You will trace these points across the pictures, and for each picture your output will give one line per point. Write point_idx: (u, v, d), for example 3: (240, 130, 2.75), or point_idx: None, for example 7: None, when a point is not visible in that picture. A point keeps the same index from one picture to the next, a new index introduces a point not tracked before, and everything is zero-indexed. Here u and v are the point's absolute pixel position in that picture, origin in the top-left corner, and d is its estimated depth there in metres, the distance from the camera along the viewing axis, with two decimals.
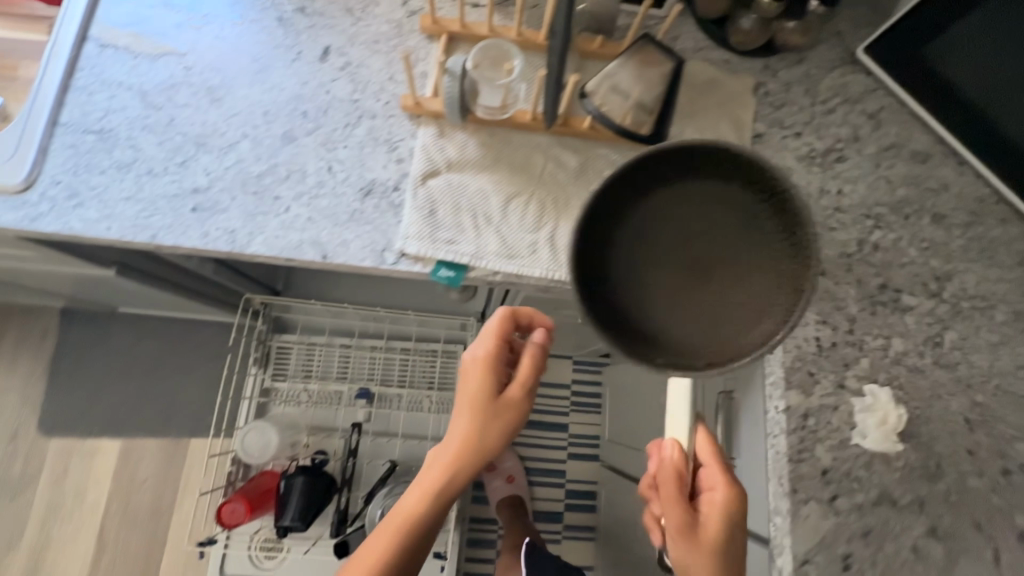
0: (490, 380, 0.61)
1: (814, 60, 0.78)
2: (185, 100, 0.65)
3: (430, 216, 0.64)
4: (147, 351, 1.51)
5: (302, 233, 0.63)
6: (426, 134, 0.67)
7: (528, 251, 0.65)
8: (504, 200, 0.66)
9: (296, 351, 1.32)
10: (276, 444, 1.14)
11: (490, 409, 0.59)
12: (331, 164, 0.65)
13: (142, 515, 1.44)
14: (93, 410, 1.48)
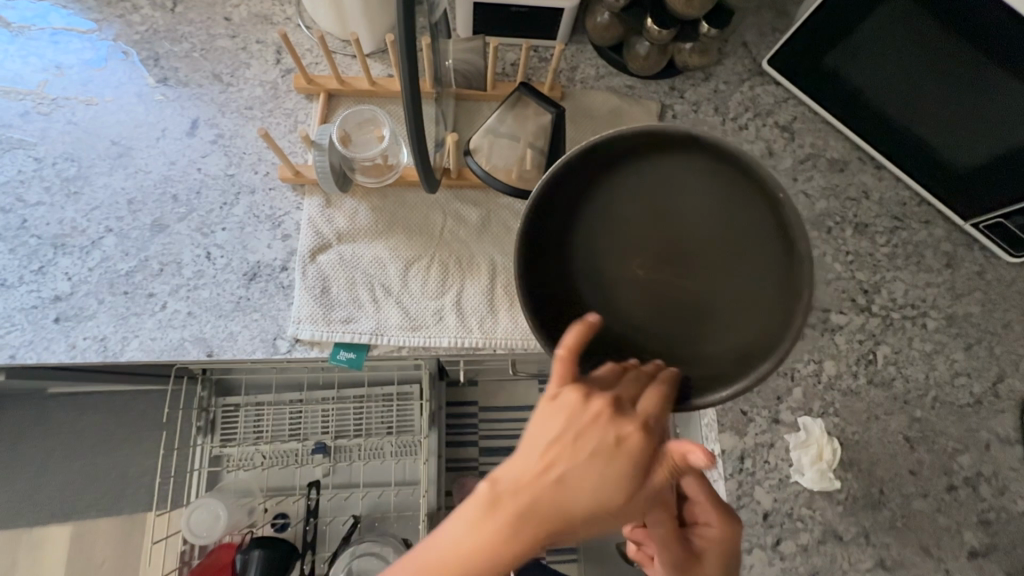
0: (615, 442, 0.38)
1: (721, 74, 0.74)
2: (38, 197, 0.60)
3: (323, 295, 0.60)
4: (88, 428, 1.34)
5: (181, 331, 0.58)
6: (312, 206, 0.62)
7: (434, 318, 0.60)
8: (403, 266, 0.62)
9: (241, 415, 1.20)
10: (226, 521, 1.08)
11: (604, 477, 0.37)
12: (208, 249, 0.60)
13: None
14: (36, 500, 1.33)
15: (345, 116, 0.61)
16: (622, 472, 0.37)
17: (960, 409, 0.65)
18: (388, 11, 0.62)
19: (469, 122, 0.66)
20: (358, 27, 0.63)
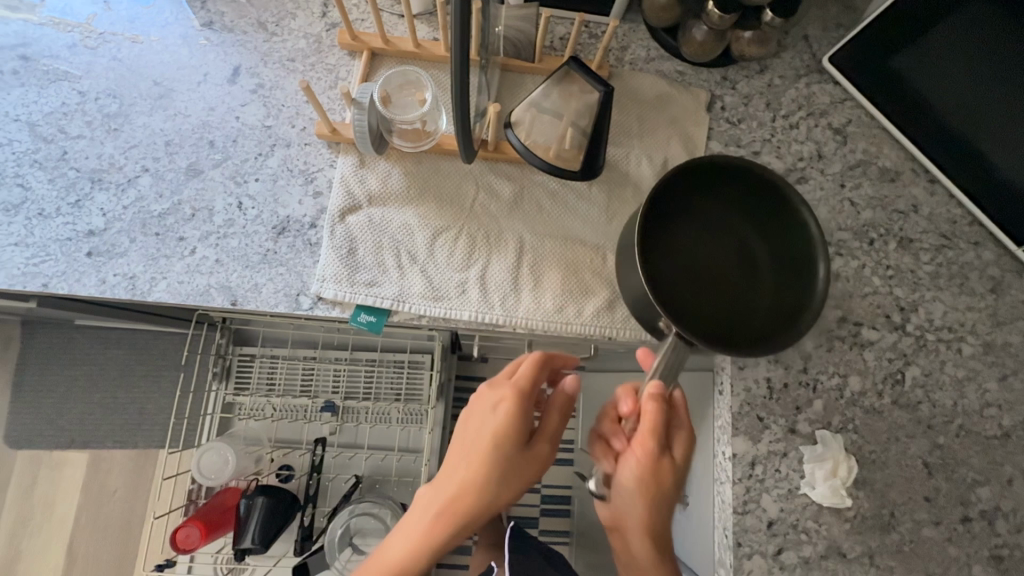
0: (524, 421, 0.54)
1: (777, 68, 0.70)
2: (79, 131, 0.61)
3: (349, 256, 0.59)
4: (112, 359, 1.39)
5: (208, 278, 0.58)
6: (345, 165, 0.62)
7: (457, 291, 0.60)
8: (431, 235, 0.61)
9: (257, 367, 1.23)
10: (235, 465, 1.10)
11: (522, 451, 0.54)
12: (239, 200, 0.60)
13: (112, 527, 1.38)
14: (57, 423, 1.39)
15: (388, 77, 0.60)
16: (516, 444, 0.53)
17: (985, 440, 0.63)
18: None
19: (509, 95, 0.64)
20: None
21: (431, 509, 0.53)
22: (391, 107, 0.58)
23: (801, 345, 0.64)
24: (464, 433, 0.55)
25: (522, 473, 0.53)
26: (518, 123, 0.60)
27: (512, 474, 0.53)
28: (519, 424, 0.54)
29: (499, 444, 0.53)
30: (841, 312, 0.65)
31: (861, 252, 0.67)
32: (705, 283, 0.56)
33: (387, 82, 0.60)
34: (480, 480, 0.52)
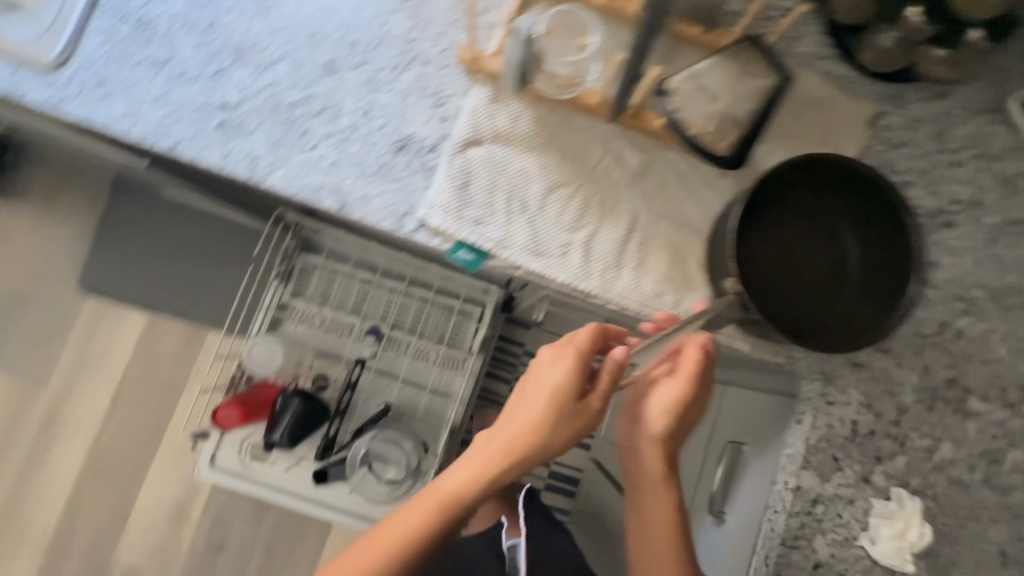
0: (574, 380, 0.56)
1: (961, 97, 0.62)
2: (230, 3, 0.60)
3: (461, 189, 0.58)
4: (184, 234, 1.48)
5: (325, 177, 0.58)
6: (478, 95, 0.59)
7: (559, 251, 0.58)
8: (546, 187, 0.59)
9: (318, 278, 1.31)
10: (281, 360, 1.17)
11: (570, 409, 0.56)
12: (368, 107, 0.60)
13: (157, 387, 1.50)
14: (127, 281, 1.51)
15: (552, 15, 0.58)
16: (566, 407, 0.56)
17: None
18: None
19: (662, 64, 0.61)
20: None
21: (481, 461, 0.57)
22: (546, 49, 0.57)
23: (900, 396, 0.59)
24: (504, 408, 0.59)
25: (562, 430, 0.56)
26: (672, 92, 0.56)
27: (551, 432, 0.56)
28: (571, 388, 0.56)
29: (552, 405, 0.56)
30: (955, 373, 0.60)
31: (994, 316, 0.61)
32: (792, 280, 0.56)
33: (550, 20, 0.58)
34: (523, 443, 0.56)
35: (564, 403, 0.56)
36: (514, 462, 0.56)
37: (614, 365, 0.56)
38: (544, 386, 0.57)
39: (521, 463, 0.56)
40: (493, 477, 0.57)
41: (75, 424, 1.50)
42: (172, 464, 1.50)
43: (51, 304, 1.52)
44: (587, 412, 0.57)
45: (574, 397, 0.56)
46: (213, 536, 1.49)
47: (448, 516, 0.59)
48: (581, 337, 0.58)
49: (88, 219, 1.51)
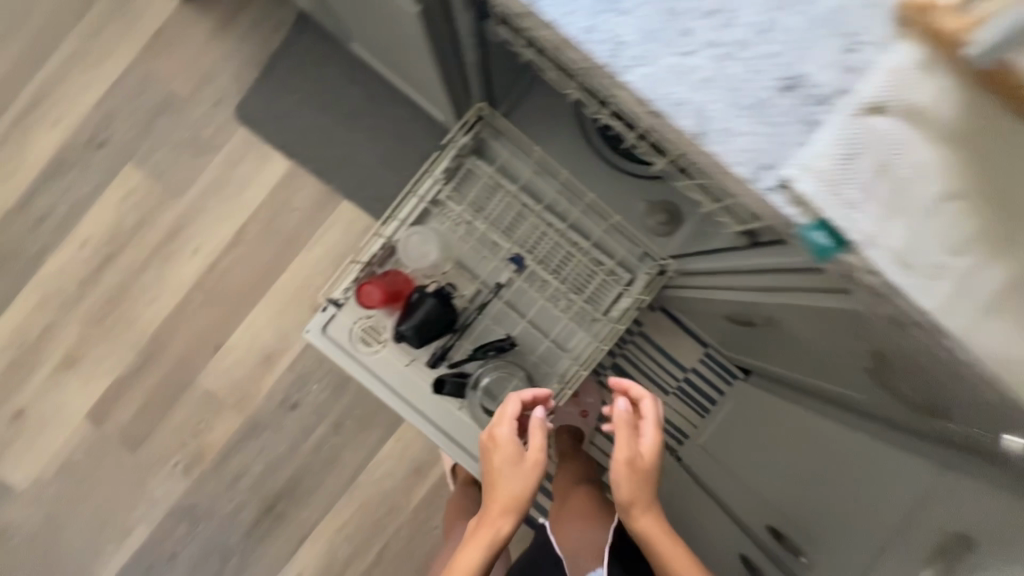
0: (510, 448, 0.89)
1: None
2: None
3: (845, 160, 0.47)
4: (351, 96, 1.50)
5: (694, 92, 0.49)
6: (912, 53, 0.46)
7: (931, 273, 0.47)
8: (946, 191, 0.47)
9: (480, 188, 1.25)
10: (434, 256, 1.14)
11: (514, 464, 0.89)
12: (770, 25, 0.49)
13: (279, 237, 1.52)
14: (282, 124, 1.52)
15: None
16: (508, 458, 0.89)
17: None
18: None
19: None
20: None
21: (476, 547, 0.85)
22: None
23: None
24: (485, 493, 0.89)
25: (518, 483, 0.87)
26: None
27: (513, 482, 0.87)
28: (511, 448, 0.89)
29: (505, 467, 0.89)
30: None
31: None
32: None
33: None
34: (509, 496, 0.87)
35: (505, 460, 0.89)
36: (509, 514, 0.86)
37: (538, 428, 0.92)
38: (500, 468, 0.89)
39: (519, 496, 0.87)
40: (498, 522, 0.86)
41: (195, 243, 1.52)
42: (272, 313, 1.52)
43: (205, 121, 1.53)
44: (536, 457, 0.88)
45: (514, 463, 0.88)
46: (291, 393, 1.52)
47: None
48: (507, 412, 0.93)
49: (263, 49, 1.52)
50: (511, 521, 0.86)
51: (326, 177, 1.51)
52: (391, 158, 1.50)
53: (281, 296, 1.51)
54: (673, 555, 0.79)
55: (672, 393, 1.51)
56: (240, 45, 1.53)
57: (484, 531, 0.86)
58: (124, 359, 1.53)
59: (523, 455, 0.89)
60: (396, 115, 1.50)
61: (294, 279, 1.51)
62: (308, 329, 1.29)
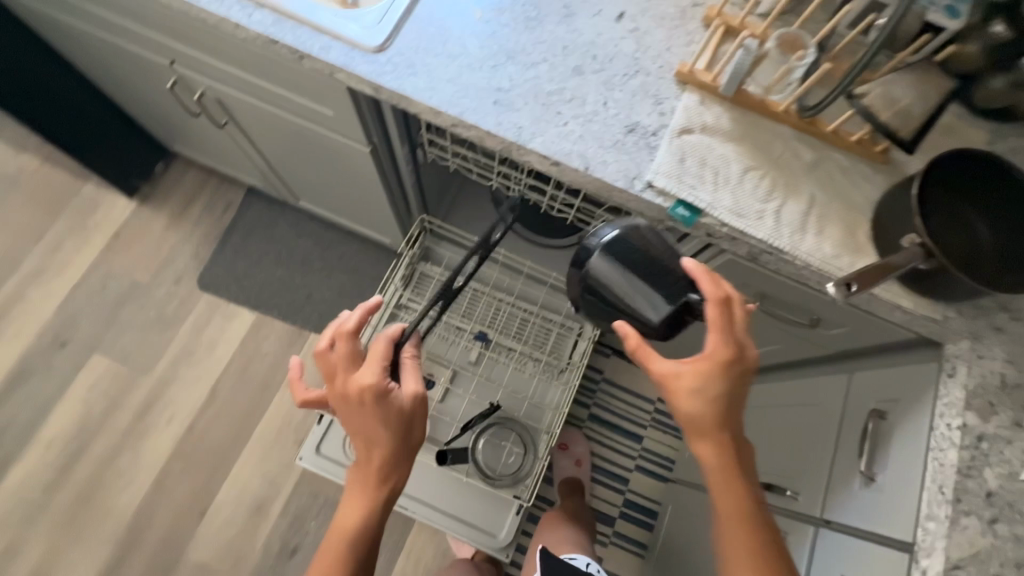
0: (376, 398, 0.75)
1: None
2: (508, 22, 0.80)
3: (680, 163, 0.74)
4: (302, 246, 1.71)
5: (573, 145, 0.75)
6: (690, 99, 0.77)
7: (756, 215, 0.73)
8: (743, 169, 0.75)
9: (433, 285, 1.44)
10: None
11: (387, 414, 0.76)
12: (607, 99, 0.77)
13: (254, 383, 1.59)
14: (245, 282, 1.67)
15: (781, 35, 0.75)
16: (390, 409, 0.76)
17: None
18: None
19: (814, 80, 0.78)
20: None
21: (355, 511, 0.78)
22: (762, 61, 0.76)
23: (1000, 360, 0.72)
24: (367, 444, 0.77)
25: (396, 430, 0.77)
26: (861, 96, 0.73)
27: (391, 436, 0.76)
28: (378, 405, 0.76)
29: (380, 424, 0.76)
30: None
31: None
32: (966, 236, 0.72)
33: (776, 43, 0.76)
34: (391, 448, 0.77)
35: (382, 411, 0.75)
36: (392, 469, 0.78)
37: (412, 363, 0.83)
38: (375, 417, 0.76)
39: (390, 459, 0.77)
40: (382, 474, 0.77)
41: (169, 412, 1.54)
42: (258, 459, 1.52)
43: (168, 297, 1.64)
44: (414, 410, 0.78)
45: (359, 404, 0.76)
46: (289, 539, 1.47)
47: (362, 538, 0.77)
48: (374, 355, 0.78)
49: (214, 226, 1.71)
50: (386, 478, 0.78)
51: (292, 318, 1.65)
52: (347, 289, 1.68)
53: (263, 439, 1.54)
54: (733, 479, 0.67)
55: (650, 426, 1.64)
56: (191, 229, 1.71)
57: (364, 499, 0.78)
58: (100, 556, 1.43)
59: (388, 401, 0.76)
60: (346, 251, 1.71)
61: (275, 420, 1.56)
62: (300, 455, 1.30)
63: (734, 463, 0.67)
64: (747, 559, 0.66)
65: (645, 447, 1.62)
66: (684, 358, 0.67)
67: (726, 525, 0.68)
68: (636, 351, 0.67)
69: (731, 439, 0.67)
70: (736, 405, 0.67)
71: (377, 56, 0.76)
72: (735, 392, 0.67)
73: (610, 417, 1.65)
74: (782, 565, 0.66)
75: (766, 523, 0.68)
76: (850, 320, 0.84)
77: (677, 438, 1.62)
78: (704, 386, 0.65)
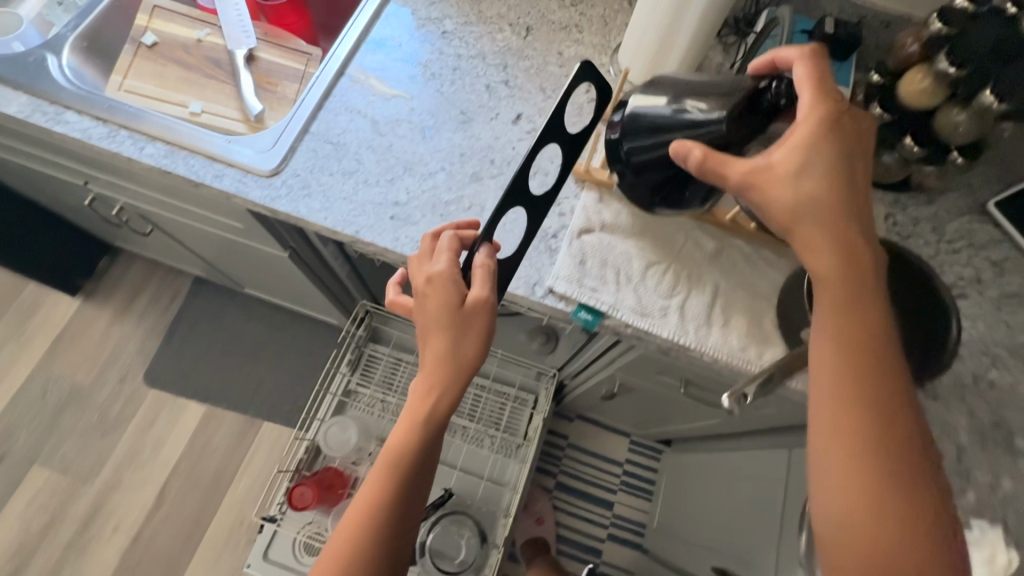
0: (445, 296, 0.65)
1: (944, 204, 0.84)
2: (404, 133, 0.81)
3: (580, 265, 0.74)
4: (252, 332, 1.68)
5: None
6: (588, 197, 0.78)
7: (659, 312, 0.72)
8: (644, 264, 0.75)
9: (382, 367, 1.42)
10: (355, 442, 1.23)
11: (453, 319, 0.64)
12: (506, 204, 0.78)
13: (204, 481, 1.52)
14: (193, 374, 1.63)
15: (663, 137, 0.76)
16: (451, 305, 0.64)
17: None
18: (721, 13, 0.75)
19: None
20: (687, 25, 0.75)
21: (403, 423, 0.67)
22: None
23: None
24: (429, 345, 0.65)
25: (453, 340, 0.64)
26: None
27: (457, 342, 0.64)
28: (444, 301, 0.65)
29: (441, 321, 0.64)
30: (996, 416, 0.71)
31: (1016, 369, 0.74)
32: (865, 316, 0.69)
33: None
34: (450, 362, 0.65)
35: (432, 312, 0.65)
36: (445, 384, 0.65)
37: (483, 269, 0.65)
38: (434, 316, 0.65)
39: (447, 373, 0.65)
40: (437, 389, 0.65)
41: (114, 521, 1.47)
42: (209, 564, 1.45)
43: (114, 397, 1.59)
44: (474, 316, 0.64)
45: (418, 306, 0.67)
46: None
47: (402, 464, 0.66)
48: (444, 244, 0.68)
49: (161, 318, 1.69)
50: (448, 391, 0.65)
51: (243, 407, 1.61)
52: (299, 372, 1.65)
53: (215, 541, 1.47)
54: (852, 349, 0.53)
55: (621, 490, 1.59)
56: (138, 323, 1.68)
57: (416, 412, 0.66)
58: None
59: (458, 305, 0.65)
60: (298, 333, 1.69)
61: (227, 519, 1.49)
62: (247, 562, 1.23)
63: (856, 324, 0.54)
64: (853, 449, 0.50)
65: (615, 514, 1.57)
66: (772, 147, 0.55)
67: (822, 402, 0.53)
68: (701, 162, 0.55)
69: (842, 238, 0.54)
70: (841, 192, 0.54)
71: (272, 180, 0.76)
72: (842, 153, 0.54)
73: (578, 484, 1.60)
74: (905, 461, 0.49)
75: (905, 430, 0.50)
76: (775, 402, 0.83)
77: (648, 502, 1.58)
78: (801, 177, 0.53)
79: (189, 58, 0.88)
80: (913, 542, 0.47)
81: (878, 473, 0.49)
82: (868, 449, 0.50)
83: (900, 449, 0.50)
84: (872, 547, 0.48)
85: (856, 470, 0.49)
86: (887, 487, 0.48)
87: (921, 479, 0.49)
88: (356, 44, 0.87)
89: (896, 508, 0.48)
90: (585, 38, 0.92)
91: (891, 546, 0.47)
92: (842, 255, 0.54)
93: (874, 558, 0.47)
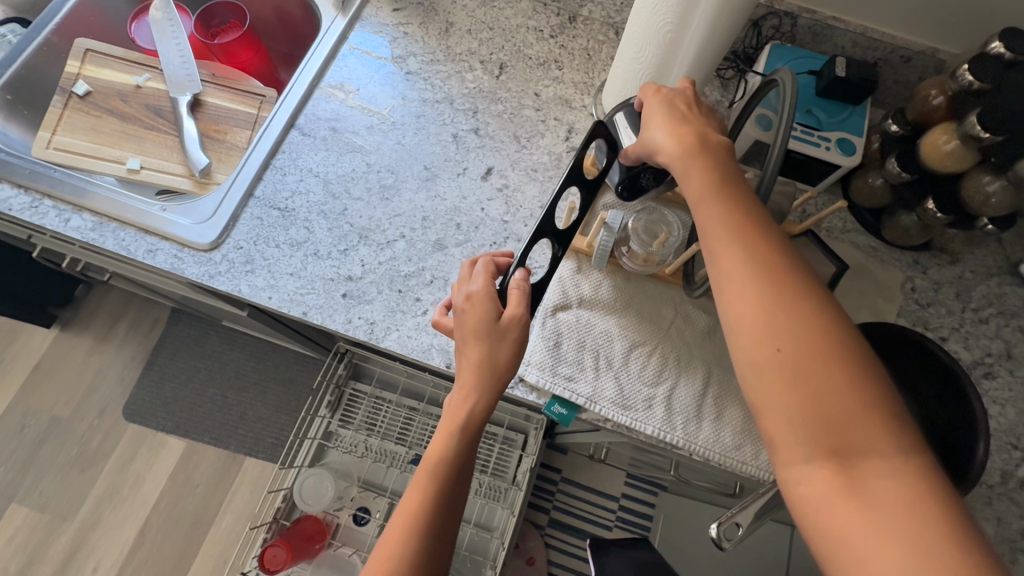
0: (483, 307, 0.57)
1: (970, 264, 0.74)
2: (359, 194, 0.73)
3: (554, 348, 0.65)
4: (233, 361, 1.62)
5: (432, 338, 0.66)
6: (565, 267, 0.70)
7: (644, 405, 0.64)
8: (627, 346, 0.67)
9: (363, 408, 1.25)
10: (332, 494, 1.16)
11: (489, 329, 0.56)
12: None
13: (185, 519, 1.48)
14: (173, 407, 1.57)
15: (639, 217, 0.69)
16: (489, 312, 0.57)
17: None
18: (711, 59, 0.66)
19: (676, 208, 0.73)
20: (675, 73, 0.67)
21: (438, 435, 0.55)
22: (633, 230, 0.68)
23: None
24: (459, 350, 0.57)
25: (488, 342, 0.56)
26: None
27: (496, 350, 0.56)
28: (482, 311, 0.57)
29: (478, 327, 0.56)
30: None
31: None
32: None
33: (641, 216, 0.69)
34: (486, 368, 0.55)
35: (470, 325, 0.57)
36: (484, 394, 0.55)
37: (519, 290, 0.58)
38: (471, 322, 0.57)
39: (481, 386, 0.55)
40: (471, 393, 0.55)
41: (93, 561, 1.43)
42: None
43: (92, 432, 1.54)
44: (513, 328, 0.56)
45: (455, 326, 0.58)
46: None
47: (441, 476, 0.54)
48: (478, 266, 0.61)
49: (140, 348, 1.63)
50: (486, 401, 0.55)
51: (225, 442, 1.55)
52: (281, 403, 1.58)
53: None
54: (745, 230, 0.44)
55: (616, 526, 1.44)
56: (116, 353, 1.62)
57: (453, 421, 0.55)
58: None
59: (494, 319, 0.57)
60: (280, 361, 1.62)
61: (208, 559, 1.44)
62: None
63: (741, 210, 0.46)
64: (774, 322, 0.41)
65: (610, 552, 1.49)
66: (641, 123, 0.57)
67: (724, 278, 0.44)
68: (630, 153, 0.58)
69: (682, 131, 0.51)
70: (676, 105, 0.54)
71: (211, 254, 0.68)
72: (665, 98, 0.55)
73: (575, 520, 1.45)
74: (825, 359, 0.39)
75: (826, 329, 0.40)
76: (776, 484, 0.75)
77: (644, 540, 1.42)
78: (652, 117, 0.54)
79: (127, 107, 0.82)
80: (869, 406, 0.38)
81: (820, 345, 0.39)
82: (791, 350, 0.40)
83: (810, 323, 0.40)
84: (825, 429, 0.38)
85: (785, 357, 0.40)
86: (829, 354, 0.39)
87: (850, 382, 0.38)
88: (309, 88, 0.78)
89: (837, 397, 0.38)
90: (564, 75, 0.82)
91: (855, 432, 0.37)
92: (692, 142, 0.50)
93: (834, 442, 0.38)
